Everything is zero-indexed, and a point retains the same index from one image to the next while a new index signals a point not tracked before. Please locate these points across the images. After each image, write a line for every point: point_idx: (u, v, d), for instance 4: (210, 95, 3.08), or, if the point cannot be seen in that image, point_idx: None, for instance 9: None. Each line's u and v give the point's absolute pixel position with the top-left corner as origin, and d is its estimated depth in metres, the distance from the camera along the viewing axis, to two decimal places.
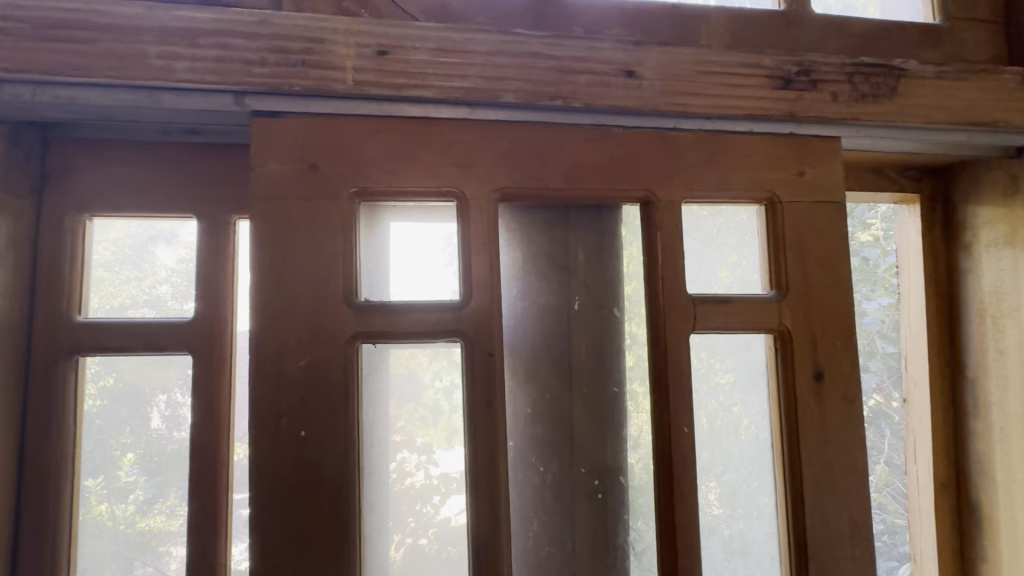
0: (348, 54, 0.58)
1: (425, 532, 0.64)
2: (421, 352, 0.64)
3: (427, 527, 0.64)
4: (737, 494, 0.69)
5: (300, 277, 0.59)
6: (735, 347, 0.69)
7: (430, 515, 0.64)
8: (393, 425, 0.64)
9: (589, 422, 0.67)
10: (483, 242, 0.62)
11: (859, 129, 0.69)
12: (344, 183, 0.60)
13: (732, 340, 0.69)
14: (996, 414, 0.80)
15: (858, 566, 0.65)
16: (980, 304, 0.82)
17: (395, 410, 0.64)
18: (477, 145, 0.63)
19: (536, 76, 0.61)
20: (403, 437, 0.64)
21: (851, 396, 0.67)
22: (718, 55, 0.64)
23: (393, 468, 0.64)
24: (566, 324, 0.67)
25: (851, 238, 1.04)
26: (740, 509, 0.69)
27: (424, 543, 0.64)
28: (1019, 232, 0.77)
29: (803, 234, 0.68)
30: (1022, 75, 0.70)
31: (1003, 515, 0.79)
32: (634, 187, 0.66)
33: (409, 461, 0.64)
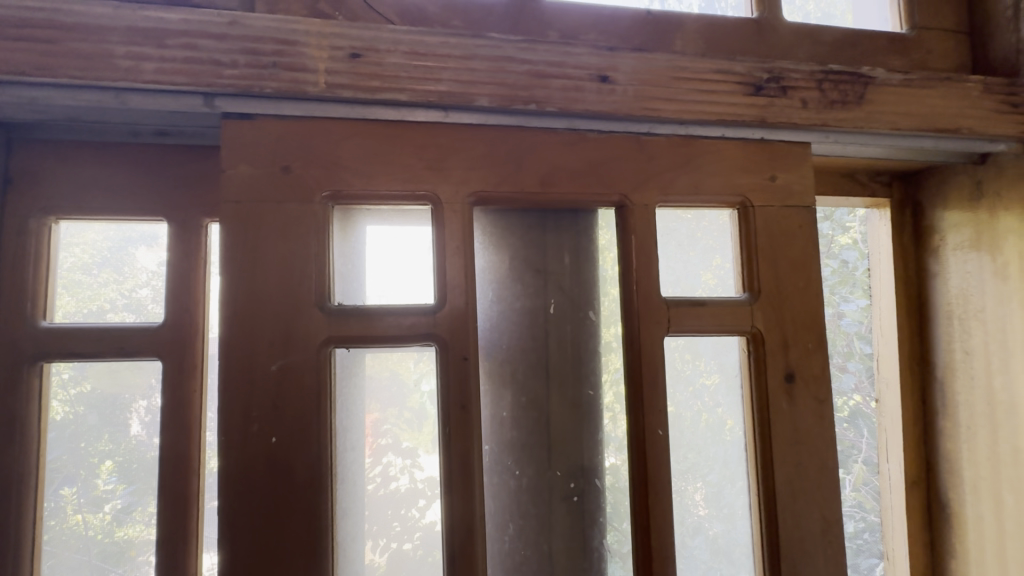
0: (321, 57, 0.58)
1: (410, 536, 0.63)
2: (409, 356, 0.64)
3: (412, 532, 0.63)
4: (722, 494, 0.69)
5: (271, 282, 0.59)
6: (720, 349, 0.70)
7: (416, 519, 0.64)
8: (377, 428, 0.64)
9: (566, 424, 0.67)
10: (457, 246, 0.62)
11: (829, 136, 0.70)
12: (317, 186, 0.60)
13: (717, 342, 0.70)
14: (963, 413, 0.82)
15: (830, 564, 0.66)
16: (948, 305, 0.84)
17: (382, 414, 0.64)
18: (452, 149, 0.63)
19: (510, 81, 0.61)
20: (389, 440, 0.64)
21: (822, 397, 0.68)
22: (690, 61, 0.65)
23: (379, 473, 0.64)
24: (543, 327, 0.68)
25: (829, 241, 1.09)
26: (725, 508, 0.69)
27: (408, 548, 0.63)
28: (984, 236, 0.79)
29: (774, 237, 0.69)
30: (984, 83, 0.72)
31: (970, 512, 0.81)
32: (609, 191, 0.66)
33: (393, 465, 0.64)
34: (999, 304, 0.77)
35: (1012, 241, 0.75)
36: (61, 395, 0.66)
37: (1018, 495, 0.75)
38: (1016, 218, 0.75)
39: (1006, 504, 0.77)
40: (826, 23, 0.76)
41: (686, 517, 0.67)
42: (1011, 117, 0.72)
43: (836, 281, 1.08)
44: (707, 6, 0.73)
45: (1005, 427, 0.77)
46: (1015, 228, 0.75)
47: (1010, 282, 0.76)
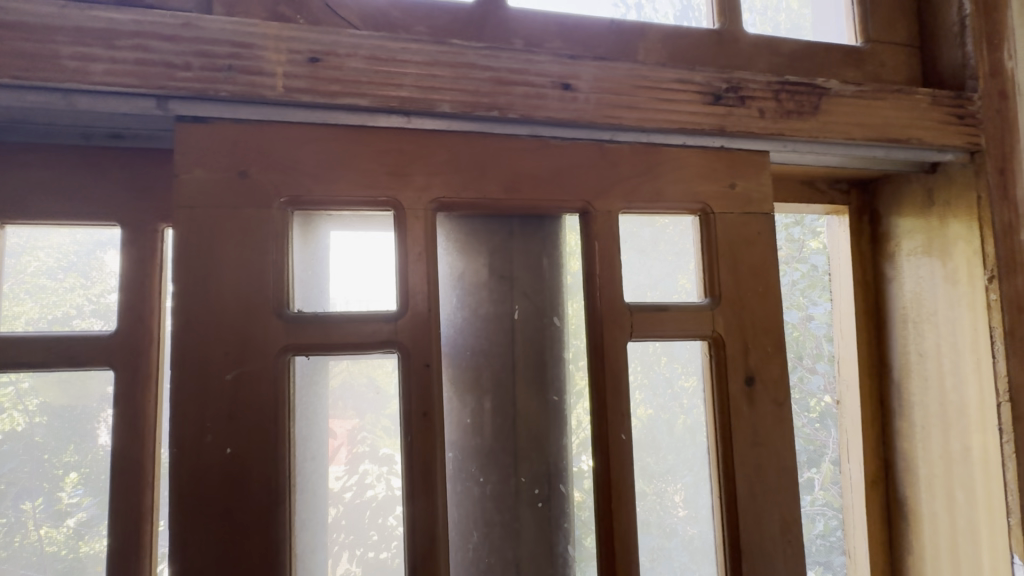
0: (278, 60, 0.57)
1: (387, 545, 0.62)
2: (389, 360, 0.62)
3: (390, 541, 0.62)
4: (700, 495, 0.70)
5: (227, 290, 0.57)
6: (692, 353, 0.71)
7: (393, 528, 0.62)
8: (355, 435, 0.63)
9: (531, 432, 0.67)
10: (420, 252, 0.62)
11: (786, 145, 0.72)
12: (275, 191, 0.59)
13: (688, 345, 0.71)
14: (919, 413, 0.85)
15: (789, 564, 0.68)
16: (903, 309, 0.87)
17: (360, 418, 0.63)
18: (414, 155, 0.62)
19: (472, 87, 0.61)
20: (366, 447, 0.63)
21: (781, 400, 0.70)
22: (651, 70, 0.66)
23: (354, 481, 0.63)
24: (509, 332, 0.68)
25: (800, 244, 1.09)
26: (704, 510, 0.70)
27: (386, 557, 0.63)
28: (935, 242, 0.82)
29: (735, 243, 0.71)
30: (931, 95, 0.75)
31: (925, 509, 0.84)
32: (572, 198, 0.67)
33: (370, 472, 0.63)
34: (950, 308, 0.80)
35: (961, 247, 0.78)
36: (23, 406, 0.63)
37: (969, 492, 0.78)
38: (964, 225, 0.78)
39: (957, 500, 0.79)
40: (796, 36, 0.79)
41: (665, 518, 0.69)
42: (957, 129, 0.75)
43: (805, 285, 1.08)
44: (682, 14, 0.75)
45: (956, 427, 0.79)
46: (964, 234, 0.78)
47: (960, 286, 0.78)
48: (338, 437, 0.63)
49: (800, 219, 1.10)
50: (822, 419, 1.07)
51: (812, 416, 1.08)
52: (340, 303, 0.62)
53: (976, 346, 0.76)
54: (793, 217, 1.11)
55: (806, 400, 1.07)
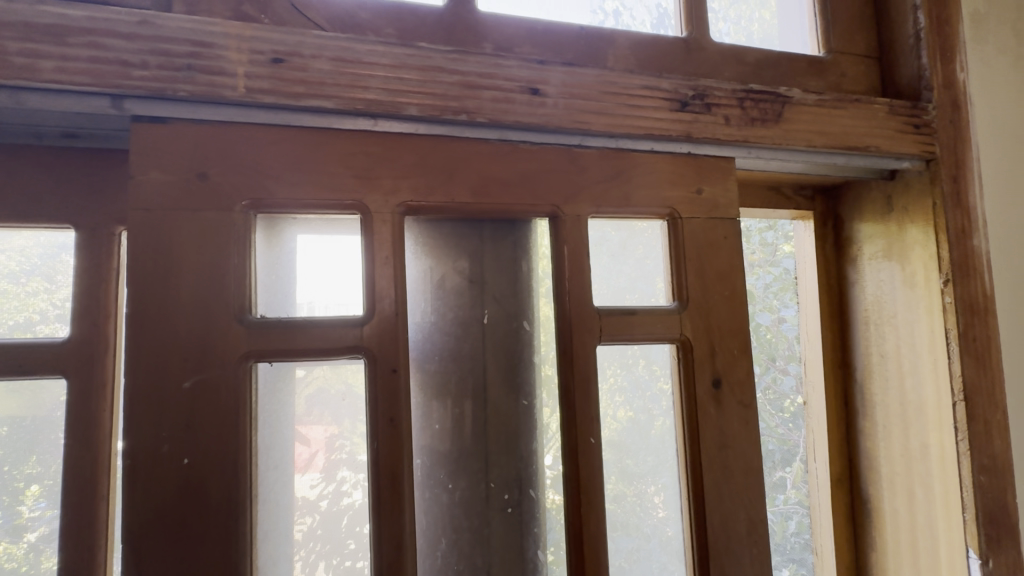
0: (240, 60, 0.56)
1: (365, 554, 0.61)
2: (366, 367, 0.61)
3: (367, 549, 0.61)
4: (677, 496, 0.71)
5: (185, 295, 0.56)
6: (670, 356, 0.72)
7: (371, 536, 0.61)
8: (332, 443, 0.62)
9: (502, 437, 0.67)
10: (387, 257, 0.61)
11: (750, 152, 0.73)
12: (237, 194, 0.58)
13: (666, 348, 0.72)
14: (880, 413, 0.87)
15: (755, 564, 0.69)
16: (865, 311, 0.89)
17: (338, 427, 0.62)
18: (382, 158, 0.62)
19: (440, 91, 0.61)
20: (344, 454, 0.61)
21: (747, 402, 0.71)
22: (619, 76, 0.67)
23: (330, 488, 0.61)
24: (479, 337, 0.67)
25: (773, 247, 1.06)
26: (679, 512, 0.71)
27: (363, 566, 0.61)
28: (894, 246, 0.84)
29: (702, 248, 0.72)
30: (889, 105, 0.78)
31: (887, 507, 0.86)
32: (542, 202, 0.67)
33: (347, 480, 0.61)
34: (908, 311, 0.82)
35: (918, 252, 0.81)
36: None
37: (927, 488, 0.80)
38: (920, 230, 0.80)
39: (917, 497, 0.82)
40: (768, 46, 0.81)
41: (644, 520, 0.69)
42: (914, 137, 0.78)
43: (779, 288, 1.05)
44: (657, 22, 0.77)
45: (915, 426, 0.82)
46: (920, 239, 0.80)
47: (918, 290, 0.81)
48: (313, 443, 0.62)
49: (774, 223, 1.07)
50: (794, 419, 1.02)
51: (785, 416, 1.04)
52: (306, 309, 0.60)
53: (932, 347, 0.79)
54: (768, 222, 1.07)
55: (779, 401, 1.03)
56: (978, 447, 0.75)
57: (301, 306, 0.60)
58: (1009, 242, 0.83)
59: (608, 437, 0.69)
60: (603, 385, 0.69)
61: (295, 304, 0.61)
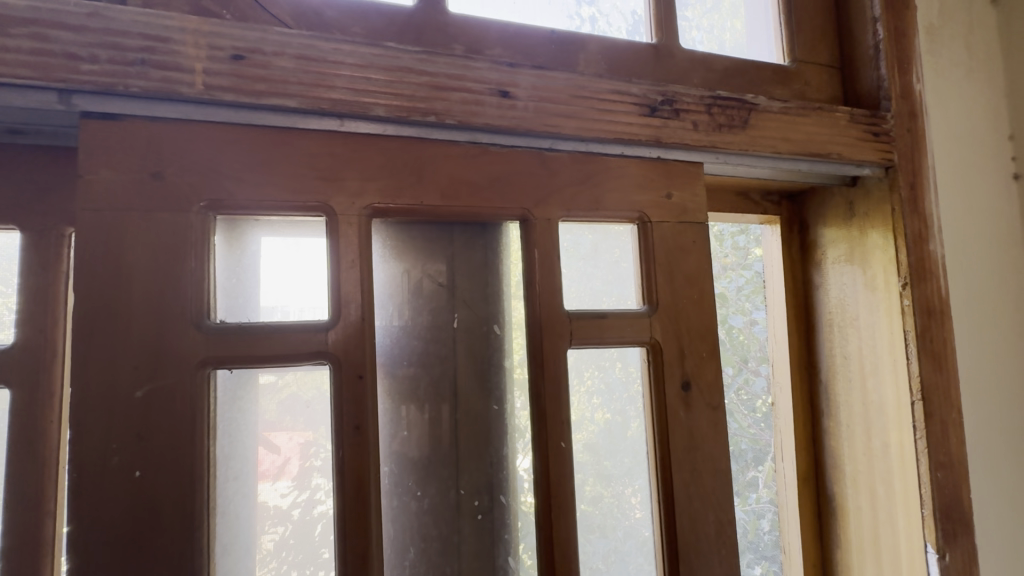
0: (198, 56, 0.54)
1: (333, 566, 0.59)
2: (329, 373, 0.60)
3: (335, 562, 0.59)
4: (650, 498, 0.71)
5: (137, 301, 0.53)
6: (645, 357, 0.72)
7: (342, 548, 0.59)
8: (307, 450, 0.59)
9: (473, 442, 0.66)
10: (354, 260, 0.60)
11: (718, 157, 0.75)
12: (194, 194, 0.55)
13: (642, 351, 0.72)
14: (844, 413, 0.89)
15: (724, 565, 0.69)
16: (829, 313, 0.92)
17: (314, 433, 0.59)
18: (347, 159, 0.60)
19: (408, 92, 0.60)
20: (321, 462, 0.59)
21: (716, 404, 0.72)
22: (588, 81, 0.67)
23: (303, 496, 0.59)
24: (449, 341, 0.67)
25: (745, 251, 1.10)
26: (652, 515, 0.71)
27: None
28: (856, 250, 0.87)
29: (671, 252, 0.72)
30: (850, 114, 0.80)
31: (851, 505, 0.88)
32: (512, 205, 0.67)
33: (323, 488, 0.59)
34: (870, 313, 0.85)
35: (879, 256, 0.83)
36: None
37: (888, 486, 0.83)
38: (881, 235, 0.83)
39: (878, 494, 0.84)
40: (740, 54, 0.83)
41: (619, 522, 0.69)
42: (873, 145, 0.81)
43: (751, 290, 1.08)
44: (629, 28, 0.77)
45: (877, 425, 0.84)
46: (880, 243, 0.83)
47: (879, 293, 0.83)
48: (284, 451, 0.59)
49: (745, 228, 1.11)
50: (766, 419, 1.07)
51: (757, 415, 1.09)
52: (281, 313, 0.59)
53: (892, 347, 0.81)
54: (739, 227, 1.11)
55: (752, 401, 1.08)
56: (935, 444, 0.77)
57: (275, 310, 0.59)
58: (964, 247, 0.86)
59: (591, 441, 0.70)
60: (581, 388, 0.69)
61: (268, 308, 0.59)
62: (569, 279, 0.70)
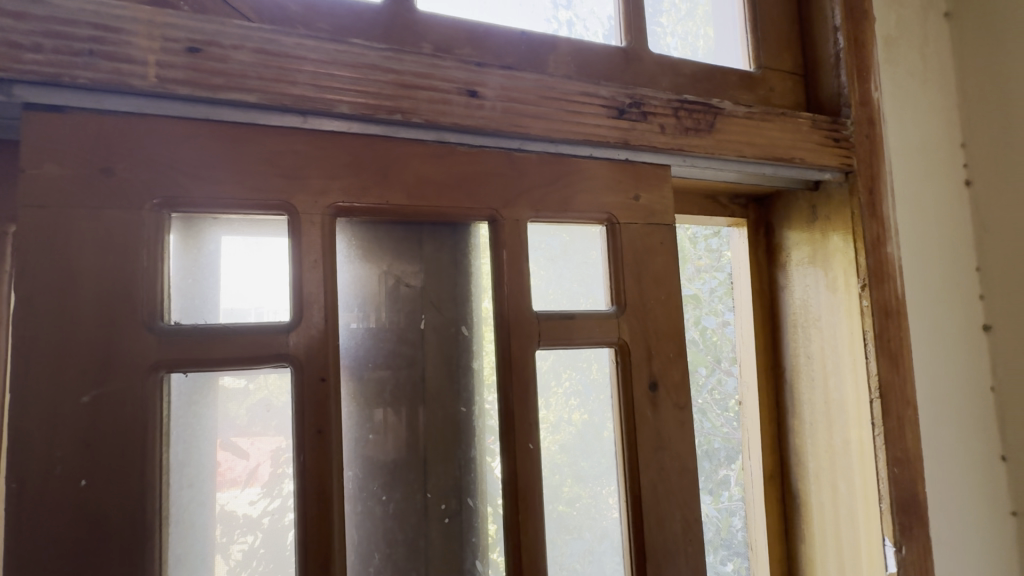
0: (151, 48, 0.52)
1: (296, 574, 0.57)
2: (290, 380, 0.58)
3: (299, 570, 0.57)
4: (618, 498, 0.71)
5: (84, 302, 0.51)
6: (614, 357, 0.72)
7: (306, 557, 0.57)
8: (279, 456, 0.57)
9: (441, 444, 0.65)
10: (317, 260, 0.59)
11: (685, 160, 0.76)
12: (147, 191, 0.53)
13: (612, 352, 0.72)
14: (807, 411, 0.92)
15: (690, 562, 0.70)
16: (793, 314, 0.94)
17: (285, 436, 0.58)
18: (310, 156, 0.59)
19: (373, 89, 0.59)
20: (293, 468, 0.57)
21: (682, 404, 0.73)
22: (557, 82, 0.67)
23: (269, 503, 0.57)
24: (416, 343, 0.65)
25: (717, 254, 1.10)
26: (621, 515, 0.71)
27: None
28: (818, 253, 0.89)
29: (639, 253, 0.73)
30: (812, 120, 0.82)
31: (814, 500, 0.90)
32: (480, 206, 0.66)
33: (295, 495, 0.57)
34: (831, 314, 0.87)
35: (839, 258, 0.86)
36: None
37: (849, 483, 0.85)
38: (841, 238, 0.85)
39: (840, 491, 0.86)
40: (713, 61, 0.85)
41: (589, 522, 0.70)
42: (834, 151, 0.83)
43: (723, 292, 1.08)
44: (600, 32, 0.78)
45: (838, 422, 0.87)
46: (841, 246, 0.85)
47: (840, 294, 0.86)
48: (253, 456, 0.57)
49: (720, 232, 1.10)
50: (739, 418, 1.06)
51: (729, 415, 1.07)
52: (255, 315, 0.57)
53: (852, 346, 0.84)
54: (712, 229, 1.11)
55: (725, 401, 1.06)
56: (892, 441, 0.80)
57: (236, 312, 0.57)
58: (919, 249, 0.89)
59: (568, 440, 0.70)
60: (557, 389, 0.69)
61: (240, 310, 0.57)
62: (547, 282, 0.70)
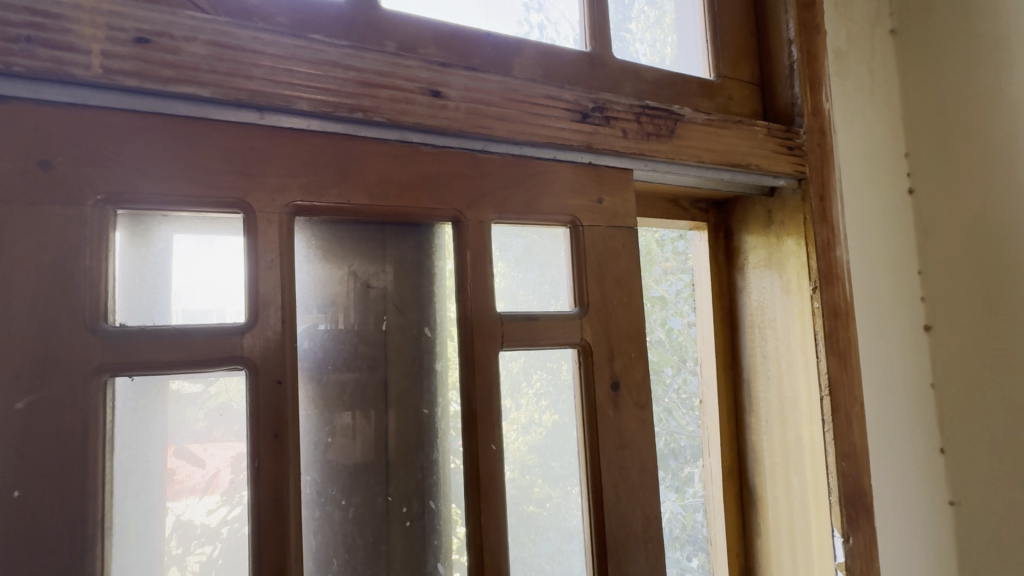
0: (95, 36, 0.50)
1: None
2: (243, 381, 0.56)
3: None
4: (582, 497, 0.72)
5: (18, 302, 0.48)
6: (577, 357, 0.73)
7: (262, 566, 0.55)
8: (235, 462, 0.56)
9: (404, 447, 0.65)
10: (274, 260, 0.57)
11: (647, 164, 0.77)
12: (89, 186, 0.51)
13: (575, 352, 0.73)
14: (763, 408, 0.95)
15: (649, 559, 0.72)
16: (750, 315, 0.97)
17: (239, 439, 0.56)
18: (267, 153, 0.58)
19: (334, 87, 0.58)
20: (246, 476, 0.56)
21: (643, 403, 0.74)
22: (521, 85, 0.68)
23: (223, 513, 0.55)
24: (378, 344, 0.65)
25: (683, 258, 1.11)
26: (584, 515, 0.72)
27: None
28: (774, 256, 0.93)
29: (602, 256, 0.74)
30: (767, 128, 0.85)
31: (770, 495, 0.94)
32: (444, 206, 0.66)
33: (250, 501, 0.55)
34: (785, 314, 0.91)
35: (792, 261, 0.89)
36: None
37: (801, 477, 0.88)
38: (794, 242, 0.89)
39: (793, 484, 0.90)
40: (680, 69, 0.88)
41: (552, 521, 0.70)
42: (788, 158, 0.87)
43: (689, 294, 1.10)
44: (564, 36, 0.79)
45: (791, 418, 0.90)
46: (794, 250, 0.89)
47: (792, 295, 0.89)
48: (211, 464, 0.55)
49: (686, 234, 1.12)
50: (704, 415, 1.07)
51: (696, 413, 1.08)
52: (216, 315, 0.55)
53: (804, 346, 0.87)
54: (679, 232, 1.12)
55: (690, 400, 1.08)
56: (841, 436, 0.84)
57: (189, 313, 0.55)
58: (865, 253, 0.94)
59: (539, 442, 0.71)
60: (529, 390, 0.70)
61: (201, 310, 0.55)
62: (517, 283, 0.71)
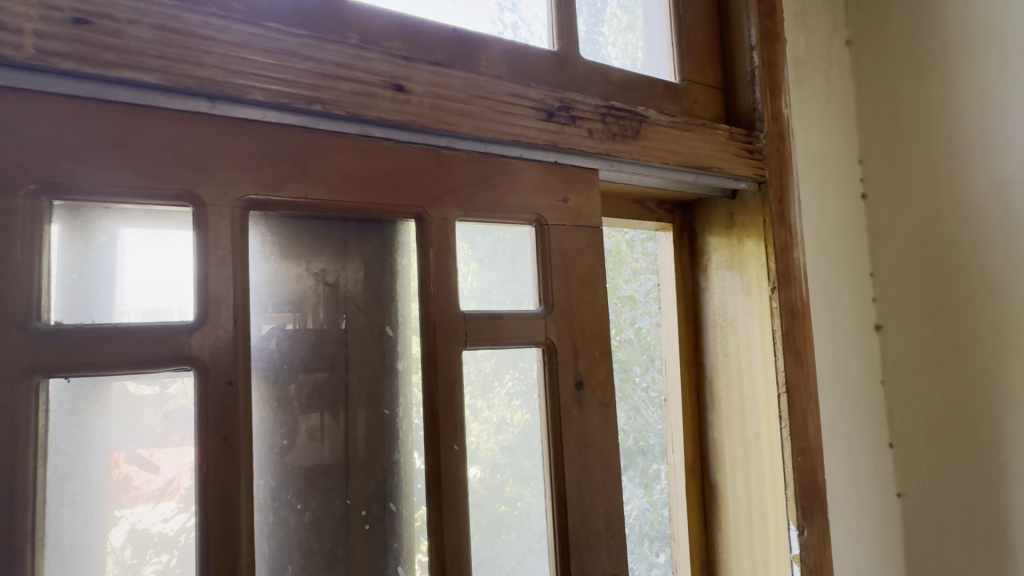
0: (27, 15, 0.47)
1: None
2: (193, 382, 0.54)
3: None
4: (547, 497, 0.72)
5: None
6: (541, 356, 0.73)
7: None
8: (184, 466, 0.53)
9: (365, 449, 0.63)
10: (225, 255, 0.55)
11: (613, 165, 0.78)
12: (21, 175, 0.48)
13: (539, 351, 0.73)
14: (725, 406, 0.97)
15: (613, 556, 0.72)
16: (713, 315, 0.99)
17: (189, 442, 0.53)
18: (220, 145, 0.55)
19: (291, 77, 0.57)
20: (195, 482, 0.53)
21: (607, 402, 0.75)
22: (486, 82, 0.68)
23: (172, 520, 0.53)
24: (338, 344, 0.63)
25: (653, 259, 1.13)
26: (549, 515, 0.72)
27: None
28: (735, 257, 0.95)
29: (567, 255, 0.74)
30: (729, 131, 0.87)
31: (731, 491, 0.96)
32: (407, 203, 0.65)
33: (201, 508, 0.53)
34: (746, 314, 0.93)
35: (753, 262, 0.92)
36: None
37: (759, 472, 0.91)
38: (754, 243, 0.92)
39: (752, 480, 0.92)
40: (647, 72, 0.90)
41: (516, 522, 0.70)
42: (748, 162, 0.89)
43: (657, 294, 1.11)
44: (530, 35, 0.79)
45: (751, 416, 0.92)
46: (754, 251, 0.91)
47: (752, 296, 0.92)
48: (164, 470, 0.53)
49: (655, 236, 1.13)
50: None
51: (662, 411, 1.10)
52: (169, 314, 0.53)
53: (763, 345, 0.90)
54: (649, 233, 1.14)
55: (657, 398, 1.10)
56: (796, 431, 0.86)
57: (136, 312, 0.52)
58: (820, 256, 0.97)
59: (507, 443, 0.70)
60: (500, 389, 0.70)
61: (151, 308, 0.53)
62: (481, 282, 0.70)
